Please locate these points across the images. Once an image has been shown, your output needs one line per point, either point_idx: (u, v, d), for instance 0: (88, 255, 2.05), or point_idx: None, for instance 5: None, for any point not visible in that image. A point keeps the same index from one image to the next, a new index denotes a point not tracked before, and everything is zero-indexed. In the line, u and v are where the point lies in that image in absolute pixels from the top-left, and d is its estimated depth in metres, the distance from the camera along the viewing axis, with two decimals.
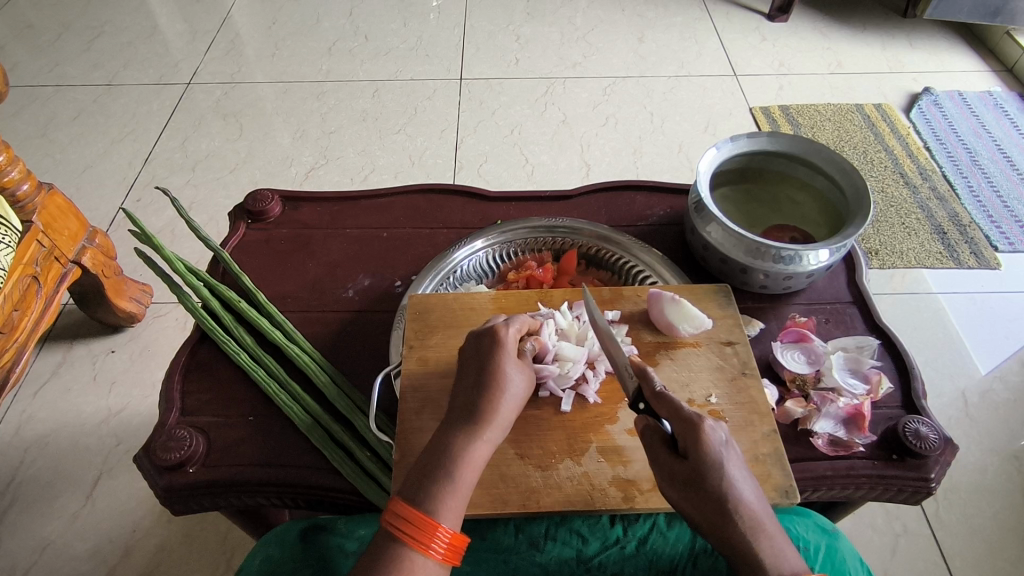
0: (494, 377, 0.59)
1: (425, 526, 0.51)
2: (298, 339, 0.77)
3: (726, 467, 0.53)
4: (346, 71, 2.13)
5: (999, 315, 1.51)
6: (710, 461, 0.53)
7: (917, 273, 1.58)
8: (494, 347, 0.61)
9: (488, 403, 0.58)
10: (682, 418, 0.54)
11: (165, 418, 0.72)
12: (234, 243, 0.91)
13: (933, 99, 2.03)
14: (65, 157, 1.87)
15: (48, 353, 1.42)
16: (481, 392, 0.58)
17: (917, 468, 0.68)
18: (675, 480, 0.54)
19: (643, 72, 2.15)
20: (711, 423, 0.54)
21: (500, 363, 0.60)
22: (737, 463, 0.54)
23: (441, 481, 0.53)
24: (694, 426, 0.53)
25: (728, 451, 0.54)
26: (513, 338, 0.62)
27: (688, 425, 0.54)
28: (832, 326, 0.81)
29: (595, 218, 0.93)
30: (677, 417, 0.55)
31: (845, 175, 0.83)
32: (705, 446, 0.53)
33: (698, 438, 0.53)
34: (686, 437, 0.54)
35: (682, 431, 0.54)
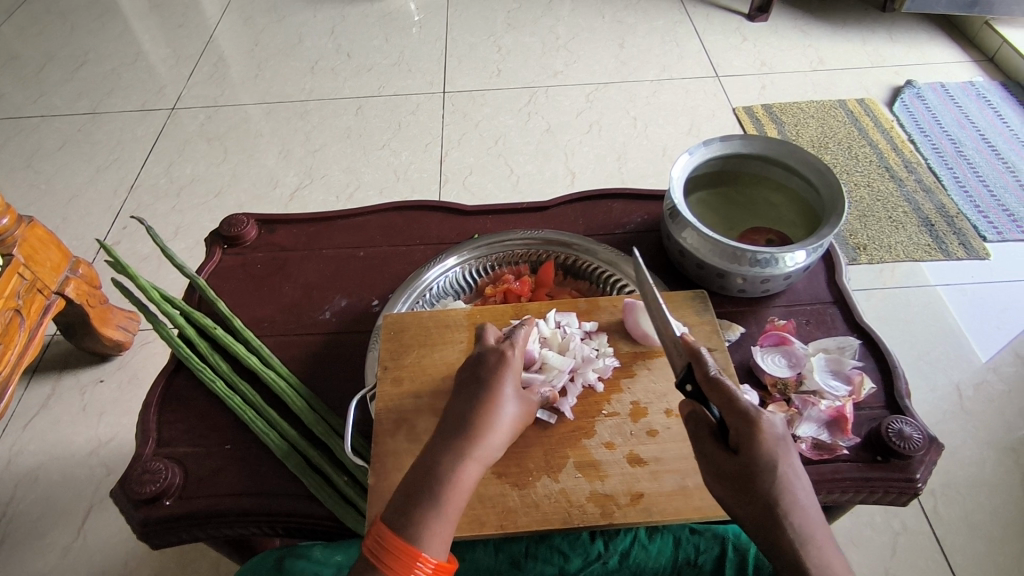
0: (492, 400, 0.58)
1: (407, 557, 0.50)
2: (274, 363, 0.77)
3: (780, 467, 0.50)
4: (329, 89, 2.14)
5: (990, 306, 1.50)
6: (762, 458, 0.50)
7: (907, 267, 1.57)
8: (501, 367, 0.60)
9: (474, 425, 0.56)
10: (739, 412, 0.52)
11: (140, 450, 0.72)
12: (209, 269, 0.90)
13: (915, 91, 2.03)
14: (51, 188, 1.87)
15: (37, 386, 1.41)
16: (470, 414, 0.57)
17: (902, 469, 0.67)
18: (721, 474, 0.52)
19: (625, 77, 2.15)
20: (770, 418, 0.52)
21: (497, 387, 0.59)
22: (795, 464, 0.51)
23: (424, 509, 0.52)
24: (750, 422, 0.51)
25: (784, 450, 0.51)
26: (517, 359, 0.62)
27: (741, 418, 0.52)
28: (813, 327, 0.80)
29: (572, 228, 0.93)
30: (731, 410, 0.52)
31: (820, 175, 0.82)
32: (759, 442, 0.50)
33: (754, 430, 0.51)
34: (741, 430, 0.51)
35: (737, 424, 0.52)
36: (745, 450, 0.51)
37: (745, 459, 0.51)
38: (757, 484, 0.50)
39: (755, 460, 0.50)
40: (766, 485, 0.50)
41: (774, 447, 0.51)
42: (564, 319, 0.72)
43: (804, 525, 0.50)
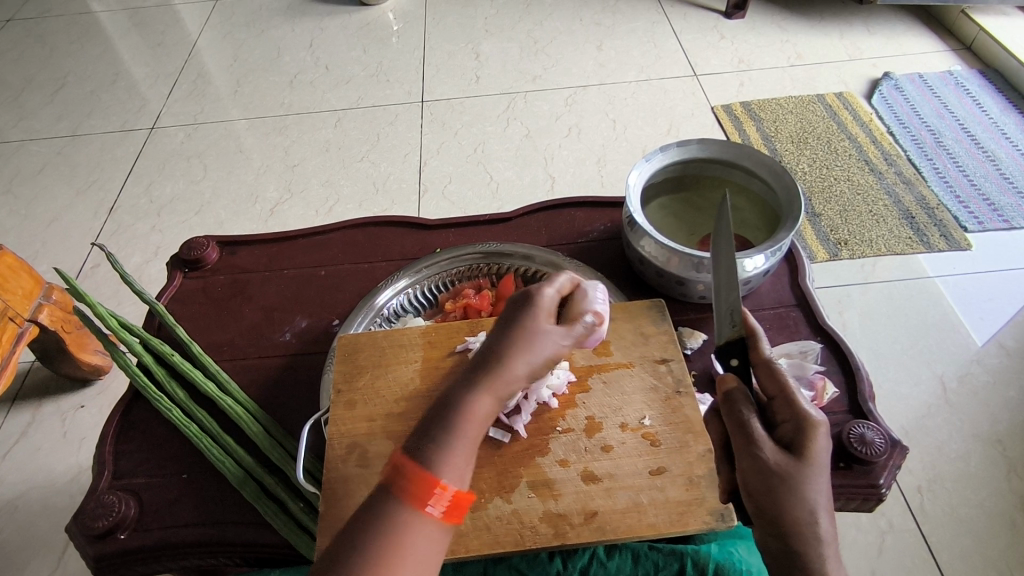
0: (527, 364, 0.52)
1: (419, 480, 0.43)
2: (231, 389, 0.76)
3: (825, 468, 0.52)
4: (308, 103, 2.13)
5: (978, 297, 1.48)
6: (817, 454, 0.52)
7: (888, 260, 1.56)
8: (550, 344, 0.54)
9: (502, 379, 0.50)
10: (795, 407, 0.55)
11: (96, 482, 0.71)
12: (170, 294, 0.90)
13: (894, 83, 2.02)
14: (31, 212, 1.86)
15: (17, 414, 1.40)
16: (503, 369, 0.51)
17: (865, 475, 0.66)
18: (767, 459, 0.52)
19: (603, 79, 2.15)
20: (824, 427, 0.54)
21: (539, 360, 0.53)
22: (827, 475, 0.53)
23: (442, 436, 0.46)
24: (811, 418, 0.54)
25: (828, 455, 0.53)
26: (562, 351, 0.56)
27: (800, 411, 0.55)
28: (776, 332, 0.79)
29: (534, 239, 0.92)
30: (789, 406, 0.56)
31: (777, 177, 0.81)
32: (816, 437, 0.53)
33: (808, 426, 0.53)
34: (796, 422, 0.54)
35: (792, 417, 0.55)
36: (801, 442, 0.53)
37: (801, 451, 0.52)
38: (805, 477, 0.51)
39: (807, 453, 0.52)
40: (811, 480, 0.51)
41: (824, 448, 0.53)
42: None
43: (825, 529, 0.51)
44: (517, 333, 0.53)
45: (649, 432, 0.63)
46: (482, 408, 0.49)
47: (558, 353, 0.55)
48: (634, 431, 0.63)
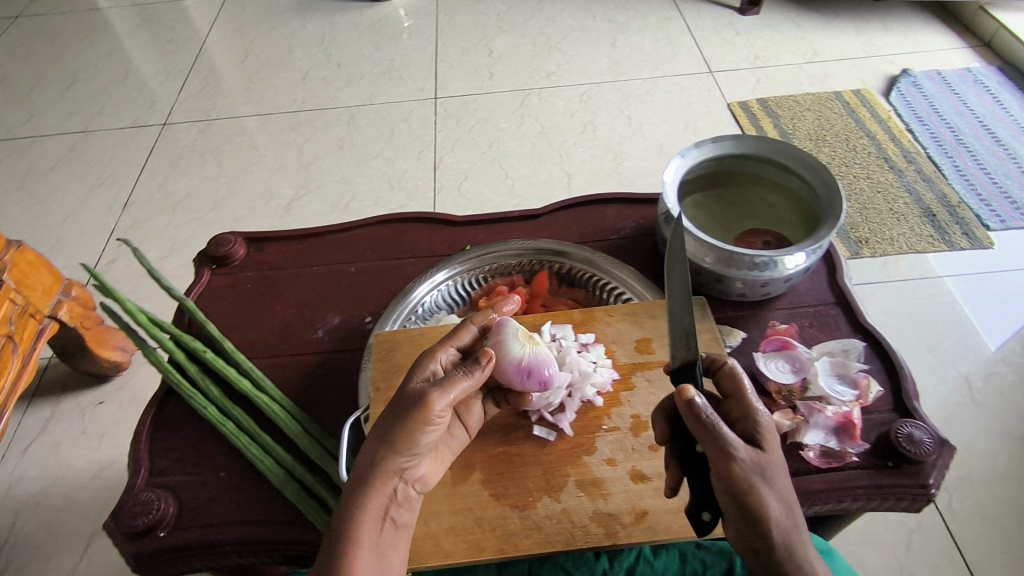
0: (398, 444, 0.52)
1: None
2: (266, 386, 0.75)
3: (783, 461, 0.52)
4: (322, 99, 2.12)
5: (994, 297, 1.47)
6: (772, 448, 0.51)
7: (910, 258, 1.55)
8: (416, 410, 0.53)
9: (382, 473, 0.51)
10: (744, 405, 0.54)
11: (132, 481, 0.70)
12: (198, 291, 0.89)
13: (911, 80, 2.01)
14: (46, 208, 1.85)
15: (35, 411, 1.39)
16: (382, 458, 0.52)
17: (914, 475, 0.65)
18: (735, 468, 0.49)
19: (618, 76, 2.14)
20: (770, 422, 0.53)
21: (411, 432, 0.52)
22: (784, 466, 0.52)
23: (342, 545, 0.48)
24: (759, 415, 0.53)
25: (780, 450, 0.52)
26: (440, 412, 0.53)
27: (751, 409, 0.53)
28: (816, 330, 0.78)
29: (565, 237, 0.91)
30: (738, 403, 0.54)
31: (816, 173, 0.80)
32: (768, 433, 0.52)
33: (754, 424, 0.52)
34: (748, 422, 0.53)
35: (742, 416, 0.54)
36: (757, 440, 0.52)
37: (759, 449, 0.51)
38: (773, 476, 0.49)
39: (765, 451, 0.51)
40: (778, 479, 0.50)
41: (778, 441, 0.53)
42: (560, 331, 0.70)
43: (796, 523, 0.50)
44: (386, 414, 0.53)
45: None
46: (370, 508, 0.50)
47: (427, 413, 0.53)
48: None
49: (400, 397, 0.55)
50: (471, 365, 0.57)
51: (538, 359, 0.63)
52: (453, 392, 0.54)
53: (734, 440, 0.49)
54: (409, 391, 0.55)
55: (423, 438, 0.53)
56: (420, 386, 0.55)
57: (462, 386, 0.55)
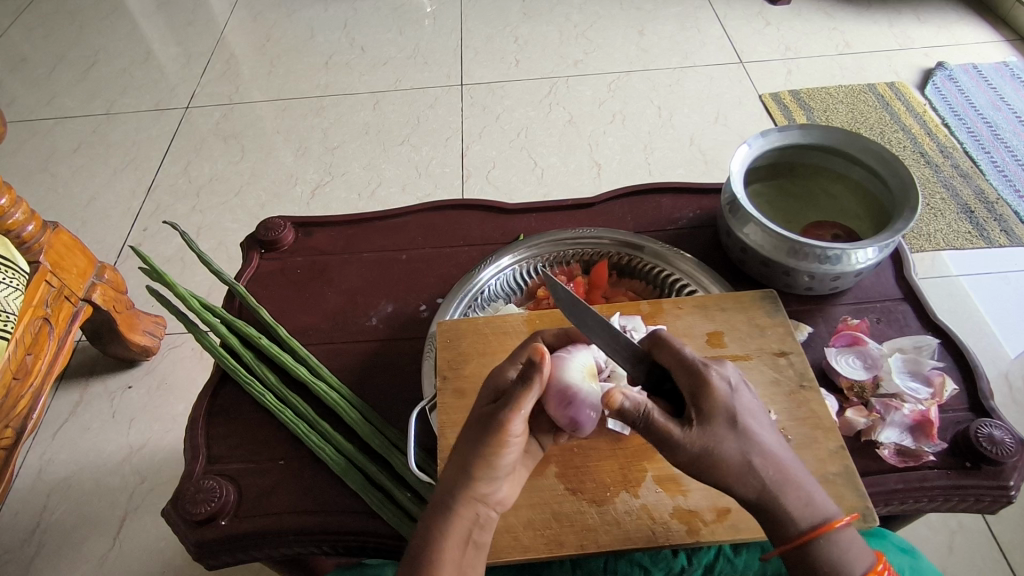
0: (475, 470, 0.49)
1: None
2: (323, 374, 0.74)
3: (743, 416, 0.49)
4: (346, 84, 2.05)
5: (1003, 299, 1.44)
6: (722, 413, 0.49)
7: (940, 256, 1.52)
8: (490, 434, 0.49)
9: (456, 501, 0.49)
10: (688, 371, 0.51)
11: (191, 467, 0.69)
12: (248, 275, 0.87)
13: (947, 73, 1.96)
14: (69, 190, 1.81)
15: (65, 393, 1.34)
16: (461, 486, 0.49)
17: (994, 476, 0.64)
18: (688, 454, 0.48)
19: (646, 65, 2.05)
20: (721, 382, 0.50)
21: (484, 459, 0.49)
22: (749, 424, 0.49)
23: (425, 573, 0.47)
24: (701, 380, 0.50)
25: (740, 407, 0.49)
26: (516, 431, 0.50)
27: (693, 375, 0.50)
28: (885, 325, 0.76)
29: (621, 226, 0.89)
30: (682, 369, 0.51)
31: (886, 165, 0.77)
32: (713, 396, 0.49)
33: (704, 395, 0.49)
34: (694, 389, 0.50)
35: (689, 383, 0.51)
36: (704, 408, 0.49)
37: (707, 419, 0.49)
38: (729, 445, 0.48)
39: (714, 418, 0.49)
40: (737, 444, 0.48)
41: (733, 396, 0.50)
42: (630, 323, 0.68)
43: (773, 474, 0.49)
44: (461, 436, 0.51)
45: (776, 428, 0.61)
46: (453, 534, 0.49)
47: (503, 436, 0.49)
48: None
49: (468, 421, 0.52)
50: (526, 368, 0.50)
51: (589, 395, 0.57)
52: (523, 408, 0.50)
53: (674, 426, 0.48)
54: (478, 414, 0.51)
55: (503, 460, 0.50)
56: (488, 407, 0.51)
57: (528, 399, 0.49)
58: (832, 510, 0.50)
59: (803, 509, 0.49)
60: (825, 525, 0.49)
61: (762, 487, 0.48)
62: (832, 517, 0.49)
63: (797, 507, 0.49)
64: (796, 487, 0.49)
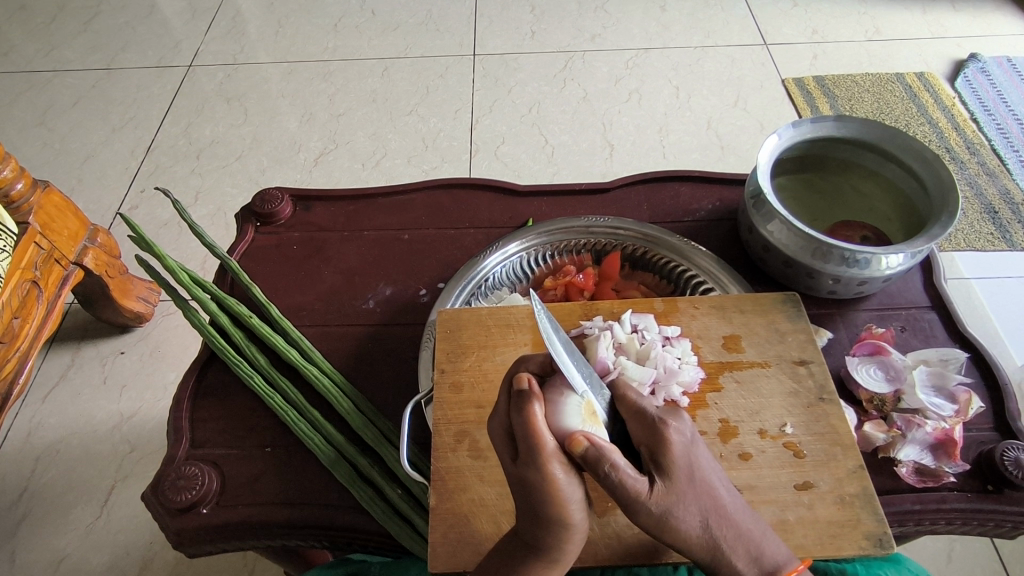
0: (550, 523, 0.43)
1: None
2: (316, 358, 0.70)
3: (698, 472, 0.46)
4: (354, 49, 1.97)
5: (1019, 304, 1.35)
6: (679, 469, 0.45)
7: (949, 256, 1.43)
8: (542, 493, 0.42)
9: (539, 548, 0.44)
10: (645, 422, 0.47)
11: (173, 452, 0.66)
12: (242, 249, 0.83)
13: (980, 66, 1.81)
14: (65, 147, 1.75)
15: (56, 355, 1.30)
16: (540, 539, 0.44)
17: (1017, 502, 0.61)
18: (646, 512, 0.44)
19: (666, 42, 1.94)
20: (679, 437, 0.46)
21: (555, 510, 0.43)
22: (705, 483, 0.46)
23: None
24: (658, 433, 0.46)
25: (697, 464, 0.46)
26: (559, 473, 0.42)
27: (648, 428, 0.47)
28: (910, 335, 0.73)
29: (636, 214, 0.85)
30: (638, 421, 0.48)
31: (926, 165, 0.72)
32: (670, 451, 0.45)
33: (664, 450, 0.45)
34: (650, 442, 0.46)
35: (644, 436, 0.47)
36: (662, 463, 0.45)
37: (665, 475, 0.45)
38: (684, 502, 0.45)
39: (671, 476, 0.45)
40: (690, 503, 0.45)
41: (691, 450, 0.47)
42: (641, 321, 0.65)
43: (727, 532, 0.46)
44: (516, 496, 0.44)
45: (791, 441, 0.57)
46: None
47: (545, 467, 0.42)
48: (774, 440, 0.57)
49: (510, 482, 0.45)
50: (517, 402, 0.43)
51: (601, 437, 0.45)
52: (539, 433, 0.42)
53: (637, 483, 0.43)
54: (512, 475, 0.44)
55: (571, 508, 0.43)
56: (515, 467, 0.44)
57: (531, 419, 0.42)
58: (786, 558, 0.47)
59: (759, 570, 0.46)
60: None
61: (715, 547, 0.46)
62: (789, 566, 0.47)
63: (750, 566, 0.46)
64: (754, 545, 0.46)
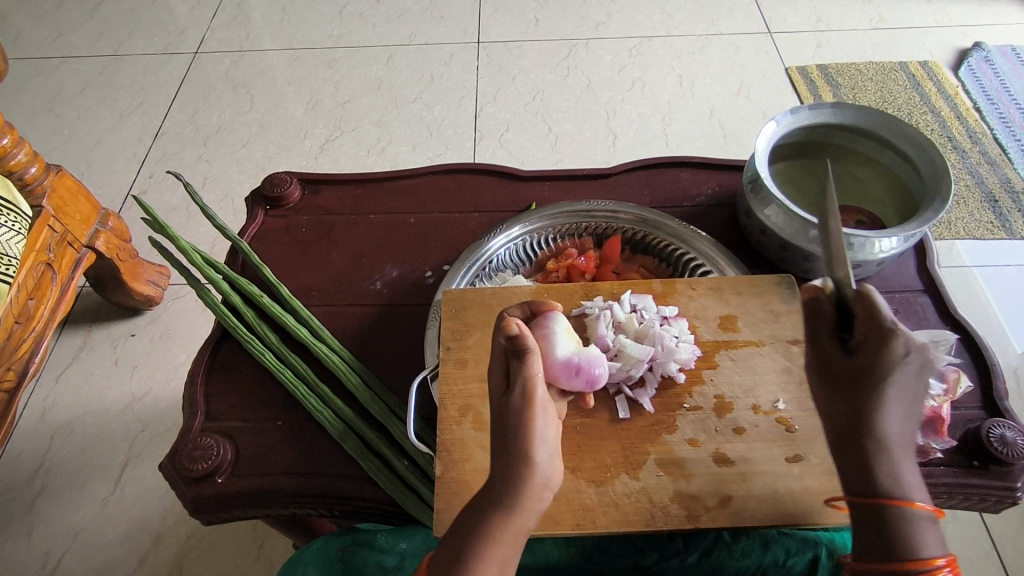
0: (518, 457, 0.44)
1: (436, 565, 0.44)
2: (325, 336, 0.72)
3: (894, 380, 0.45)
4: (358, 36, 1.97)
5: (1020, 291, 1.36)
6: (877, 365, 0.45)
7: (951, 244, 1.44)
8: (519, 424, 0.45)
9: (502, 478, 0.44)
10: (874, 322, 0.47)
11: (189, 423, 0.69)
12: (253, 232, 0.85)
13: (983, 55, 1.81)
14: (74, 133, 1.77)
15: (68, 338, 1.33)
16: (516, 477, 0.44)
17: (1002, 476, 0.63)
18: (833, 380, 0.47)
19: (670, 30, 1.94)
20: (910, 343, 0.45)
21: (526, 441, 0.44)
22: (901, 394, 0.45)
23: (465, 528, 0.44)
24: (886, 331, 0.46)
25: (910, 376, 0.45)
26: (542, 400, 0.46)
27: (876, 329, 0.46)
28: (902, 317, 0.75)
29: (636, 199, 0.87)
30: (867, 315, 0.47)
31: (921, 152, 0.73)
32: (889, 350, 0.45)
33: (884, 347, 0.45)
34: (871, 338, 0.46)
35: (868, 331, 0.47)
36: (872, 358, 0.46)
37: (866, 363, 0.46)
38: (866, 394, 0.45)
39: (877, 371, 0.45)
40: (877, 397, 0.45)
41: (908, 371, 0.45)
42: (641, 302, 0.67)
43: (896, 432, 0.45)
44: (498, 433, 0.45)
45: (783, 416, 0.60)
46: (506, 534, 0.43)
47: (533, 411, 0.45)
48: (767, 414, 0.60)
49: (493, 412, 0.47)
50: (512, 343, 0.45)
51: (584, 355, 0.58)
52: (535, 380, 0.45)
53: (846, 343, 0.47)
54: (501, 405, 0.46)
55: (540, 449, 0.45)
56: (500, 390, 0.46)
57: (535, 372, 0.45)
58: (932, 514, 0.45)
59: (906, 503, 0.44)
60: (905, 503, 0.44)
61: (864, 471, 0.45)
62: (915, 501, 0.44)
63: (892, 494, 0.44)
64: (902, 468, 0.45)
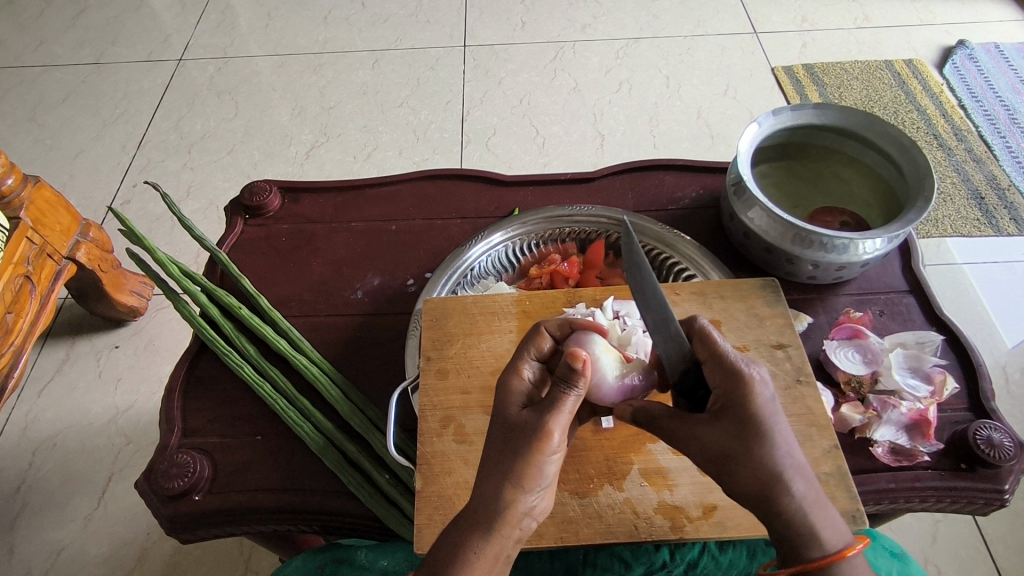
0: (512, 477, 0.44)
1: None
2: (305, 348, 0.71)
3: (773, 433, 0.45)
4: (344, 41, 1.96)
5: (1008, 288, 1.36)
6: (746, 420, 0.45)
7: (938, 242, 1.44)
8: (524, 444, 0.45)
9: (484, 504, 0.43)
10: (721, 373, 0.47)
11: (166, 440, 0.67)
12: (231, 242, 0.84)
13: (968, 52, 1.81)
14: (56, 142, 1.75)
15: (50, 351, 1.31)
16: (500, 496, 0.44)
17: (990, 479, 0.62)
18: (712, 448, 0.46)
19: (656, 32, 1.93)
20: (760, 380, 0.46)
21: (526, 465, 0.45)
22: (783, 430, 0.45)
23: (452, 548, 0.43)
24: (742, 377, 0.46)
25: (776, 407, 0.46)
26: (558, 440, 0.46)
27: (725, 375, 0.47)
28: (888, 319, 0.74)
29: (620, 203, 0.86)
30: (717, 365, 0.47)
31: (903, 152, 0.73)
32: (749, 395, 0.45)
33: (745, 396, 0.45)
34: (727, 391, 0.46)
35: (721, 383, 0.47)
36: (738, 409, 0.45)
37: (733, 418, 0.45)
38: (755, 454, 0.45)
39: (744, 415, 0.45)
40: (766, 453, 0.45)
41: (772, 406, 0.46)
42: (624, 308, 0.66)
43: (801, 486, 0.45)
44: (495, 453, 0.46)
45: None
46: (487, 552, 0.43)
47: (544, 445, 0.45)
48: None
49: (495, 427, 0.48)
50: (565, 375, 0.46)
51: (630, 374, 0.57)
52: (562, 416, 0.46)
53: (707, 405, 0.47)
54: (509, 423, 0.47)
55: (540, 476, 0.45)
56: (521, 413, 0.47)
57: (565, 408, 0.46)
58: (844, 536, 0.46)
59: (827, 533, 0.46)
60: (839, 552, 0.45)
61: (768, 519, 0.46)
62: (847, 545, 0.45)
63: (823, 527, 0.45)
64: (823, 513, 0.46)
